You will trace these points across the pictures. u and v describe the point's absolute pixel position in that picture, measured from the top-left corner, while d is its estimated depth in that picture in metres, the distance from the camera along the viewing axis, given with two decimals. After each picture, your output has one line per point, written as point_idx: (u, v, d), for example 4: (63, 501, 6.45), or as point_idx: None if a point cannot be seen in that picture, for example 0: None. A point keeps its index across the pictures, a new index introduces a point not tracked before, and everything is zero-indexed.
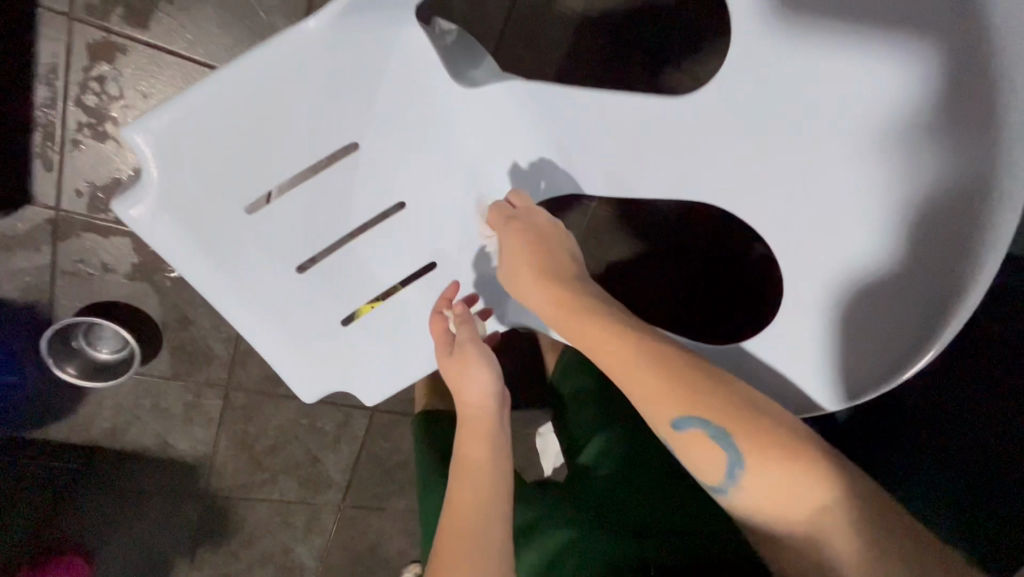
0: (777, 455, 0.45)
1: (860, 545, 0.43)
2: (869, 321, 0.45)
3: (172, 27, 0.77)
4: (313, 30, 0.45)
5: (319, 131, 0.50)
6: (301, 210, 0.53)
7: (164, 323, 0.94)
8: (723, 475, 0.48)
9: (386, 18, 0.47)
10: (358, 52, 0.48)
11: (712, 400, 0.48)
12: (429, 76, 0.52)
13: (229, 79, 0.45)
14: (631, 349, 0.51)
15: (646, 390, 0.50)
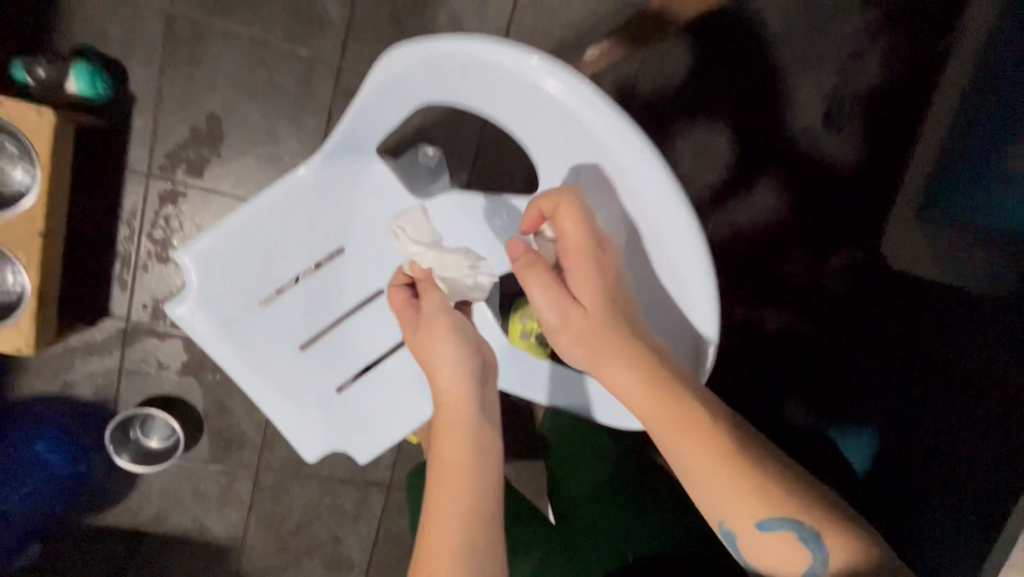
0: (842, 540, 0.54)
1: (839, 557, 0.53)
2: (674, 332, 0.62)
3: (220, 174, 1.00)
4: (302, 174, 0.64)
5: (312, 241, 0.67)
6: (303, 301, 0.68)
7: (205, 411, 1.09)
8: (787, 546, 0.54)
9: (354, 160, 0.66)
10: (339, 182, 0.66)
11: (776, 499, 0.54)
12: (396, 193, 0.69)
13: (245, 211, 0.64)
14: (707, 451, 0.55)
15: (720, 486, 0.55)
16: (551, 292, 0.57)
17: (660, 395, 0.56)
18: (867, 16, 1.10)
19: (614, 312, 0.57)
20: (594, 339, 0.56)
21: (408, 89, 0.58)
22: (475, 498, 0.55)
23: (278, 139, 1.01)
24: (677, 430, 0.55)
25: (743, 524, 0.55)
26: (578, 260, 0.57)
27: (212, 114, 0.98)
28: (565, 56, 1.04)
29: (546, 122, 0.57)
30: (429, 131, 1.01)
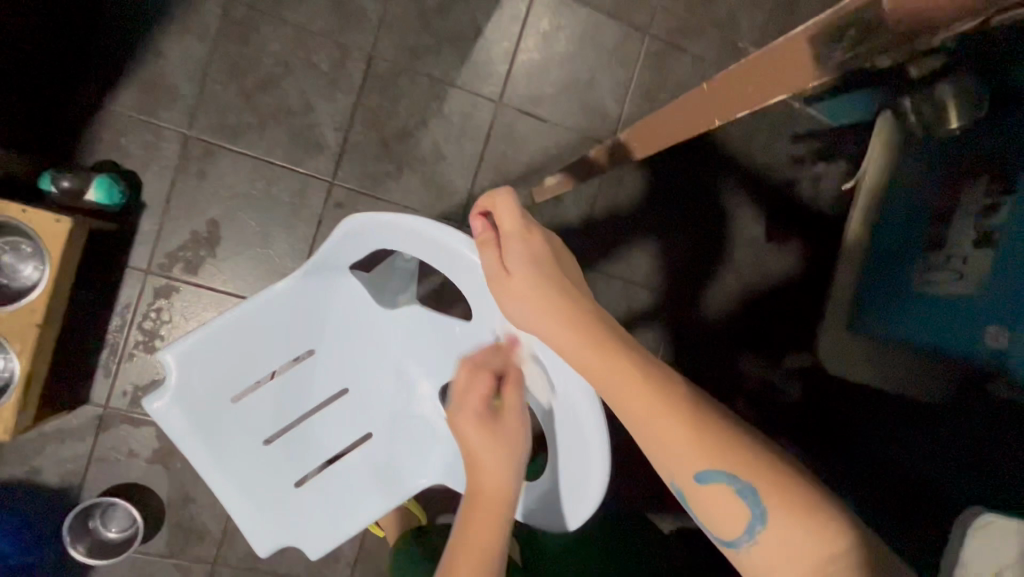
0: (786, 497, 0.45)
1: (792, 501, 0.45)
2: (576, 446, 0.64)
3: (214, 272, 1.10)
4: (281, 288, 0.72)
5: (287, 344, 0.75)
6: (272, 398, 0.75)
7: (169, 501, 1.10)
8: (730, 499, 0.46)
9: (328, 276, 0.75)
10: (315, 292, 0.75)
11: (704, 444, 0.47)
12: (365, 303, 0.78)
13: (227, 316, 0.70)
14: (635, 384, 0.50)
15: (646, 424, 0.49)
16: (491, 262, 0.59)
17: (590, 338, 0.53)
18: (794, 152, 1.28)
19: (545, 275, 0.56)
20: (522, 286, 0.56)
21: (373, 232, 0.67)
22: (497, 537, 0.60)
23: (270, 243, 1.12)
24: (601, 364, 0.51)
25: (677, 471, 0.48)
26: (514, 243, 0.58)
27: (213, 220, 1.10)
28: (531, 178, 1.20)
29: (464, 268, 0.67)
30: None
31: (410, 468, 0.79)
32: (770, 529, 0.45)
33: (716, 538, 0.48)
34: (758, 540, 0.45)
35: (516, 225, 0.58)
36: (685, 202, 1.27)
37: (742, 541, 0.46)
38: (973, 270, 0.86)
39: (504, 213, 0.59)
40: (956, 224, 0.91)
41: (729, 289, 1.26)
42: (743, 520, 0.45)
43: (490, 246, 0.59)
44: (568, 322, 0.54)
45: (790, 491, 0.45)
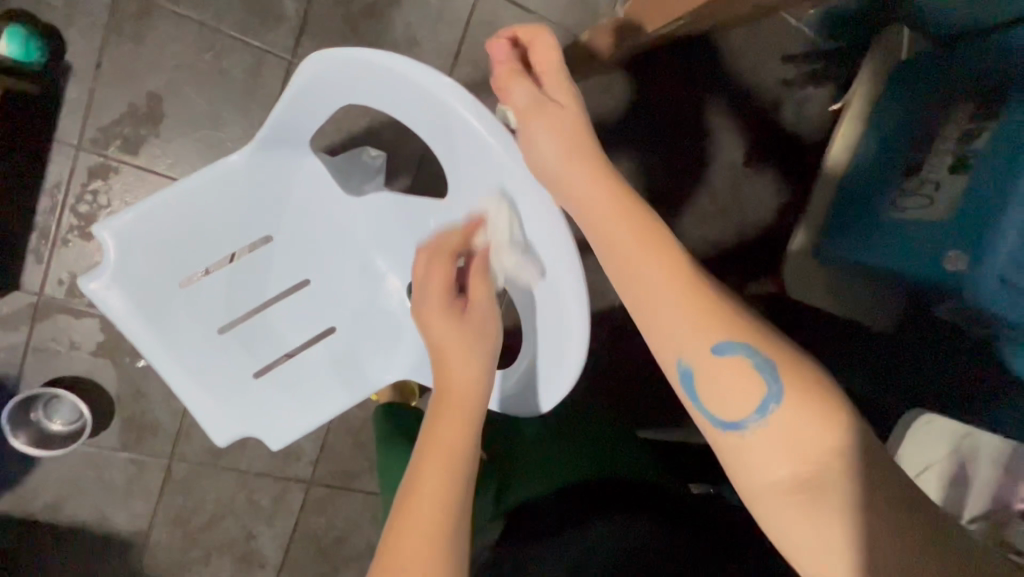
0: (796, 371, 0.46)
1: (803, 377, 0.46)
2: (553, 320, 0.63)
3: (157, 154, 0.99)
4: (233, 161, 0.65)
5: (240, 228, 0.70)
6: (225, 285, 0.70)
7: (118, 396, 1.06)
8: (744, 369, 0.46)
9: (286, 155, 0.69)
10: (270, 173, 0.69)
11: (728, 315, 0.48)
12: (328, 190, 0.73)
13: (173, 192, 0.64)
14: (657, 247, 0.51)
15: (668, 283, 0.49)
16: (528, 93, 0.59)
17: (626, 204, 0.54)
18: (784, 74, 1.24)
19: (581, 127, 0.58)
20: (561, 126, 0.58)
21: (339, 89, 0.60)
22: (454, 493, 0.52)
23: (220, 125, 1.01)
24: (637, 227, 0.52)
25: (695, 339, 0.48)
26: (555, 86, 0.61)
27: (153, 94, 0.98)
28: None
29: (449, 138, 0.62)
30: (378, 131, 1.04)
31: (374, 365, 0.77)
32: (785, 409, 0.45)
33: (715, 422, 0.47)
34: (768, 419, 0.45)
35: (554, 68, 0.61)
36: (670, 118, 1.22)
37: (749, 420, 0.46)
38: (944, 196, 0.87)
39: (543, 57, 0.61)
40: (938, 149, 0.91)
41: (705, 212, 1.25)
42: (754, 395, 0.46)
43: (522, 80, 0.60)
44: (599, 184, 0.55)
45: (799, 371, 0.46)
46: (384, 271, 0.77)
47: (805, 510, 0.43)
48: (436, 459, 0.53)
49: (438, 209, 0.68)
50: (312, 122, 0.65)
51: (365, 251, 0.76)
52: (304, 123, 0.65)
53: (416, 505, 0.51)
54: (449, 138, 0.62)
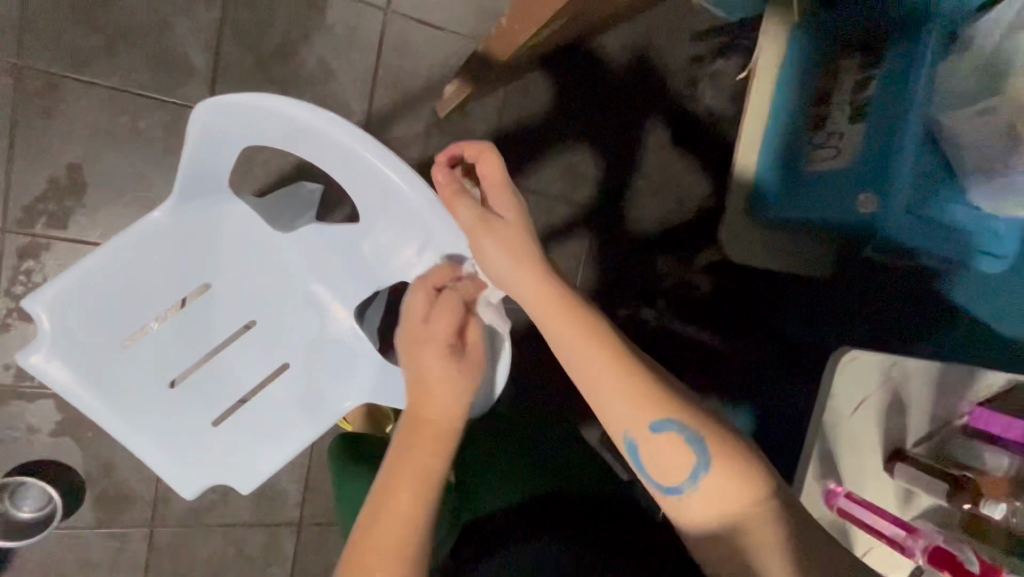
0: (726, 446, 0.51)
1: (732, 448, 0.51)
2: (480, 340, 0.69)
3: (87, 224, 0.98)
4: (158, 218, 0.66)
5: (175, 280, 0.70)
6: (171, 337, 0.70)
7: (87, 473, 1.04)
8: (683, 449, 0.51)
9: (208, 201, 0.69)
10: (196, 223, 0.69)
11: (661, 400, 0.52)
12: (254, 229, 0.73)
13: (101, 257, 0.64)
14: (591, 339, 0.53)
15: (609, 376, 0.52)
16: (472, 214, 0.59)
17: (560, 304, 0.55)
18: (694, 51, 1.28)
19: (524, 235, 0.58)
20: (506, 240, 0.58)
21: (242, 128, 0.60)
22: (419, 516, 0.56)
23: (148, 185, 1.00)
24: (577, 334, 0.54)
25: (634, 425, 0.52)
26: (502, 198, 0.59)
27: (73, 165, 0.97)
28: (432, 93, 1.13)
29: (355, 170, 0.61)
30: (308, 167, 1.05)
31: (332, 392, 0.77)
32: (711, 477, 0.50)
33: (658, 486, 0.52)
34: (699, 485, 0.51)
35: (496, 173, 0.59)
36: (593, 108, 1.26)
37: (684, 486, 0.51)
38: (848, 146, 0.92)
39: (486, 169, 0.60)
40: (837, 102, 0.96)
41: (642, 194, 1.29)
42: (690, 469, 0.51)
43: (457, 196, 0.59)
44: (538, 277, 0.56)
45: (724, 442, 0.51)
46: (327, 301, 0.76)
47: (724, 547, 0.51)
48: (391, 525, 0.55)
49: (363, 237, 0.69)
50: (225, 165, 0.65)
51: (305, 285, 0.76)
52: (219, 168, 0.65)
53: (389, 513, 0.56)
54: (355, 171, 0.61)
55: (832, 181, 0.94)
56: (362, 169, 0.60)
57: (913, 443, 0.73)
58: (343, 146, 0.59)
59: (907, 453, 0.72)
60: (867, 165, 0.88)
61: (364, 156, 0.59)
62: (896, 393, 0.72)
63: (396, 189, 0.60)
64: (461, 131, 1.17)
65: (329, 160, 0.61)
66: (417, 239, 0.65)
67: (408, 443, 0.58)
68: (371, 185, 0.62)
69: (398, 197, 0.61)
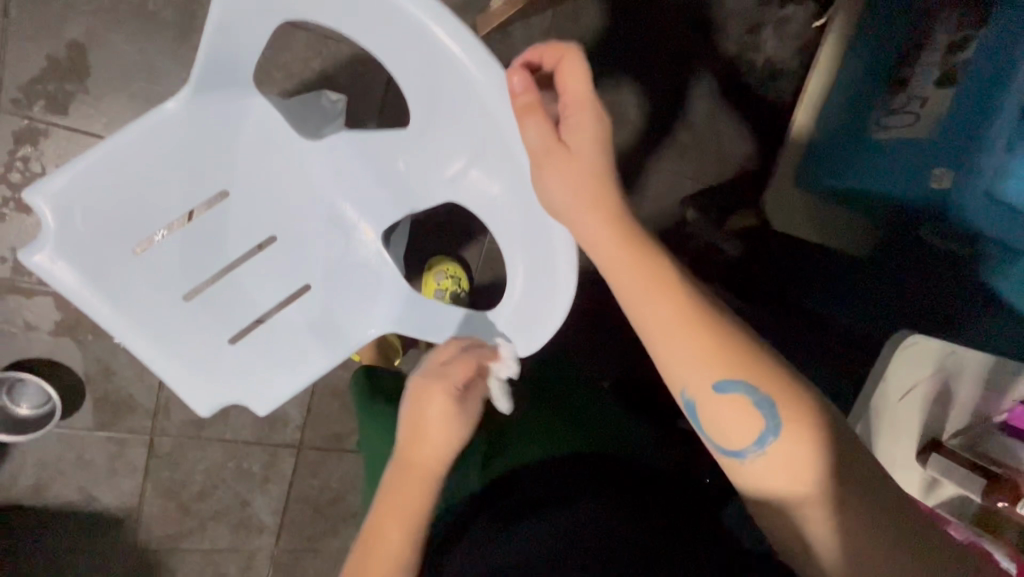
0: (801, 412, 0.46)
1: (809, 417, 0.47)
2: (537, 275, 0.62)
3: (89, 113, 0.90)
4: (171, 110, 0.59)
5: (190, 184, 0.63)
6: (185, 246, 0.64)
7: (88, 376, 1.02)
8: (747, 412, 0.46)
9: (226, 97, 0.62)
10: (210, 122, 0.62)
11: (733, 356, 0.47)
12: (279, 130, 0.67)
13: (108, 150, 0.57)
14: (653, 283, 0.49)
15: (669, 326, 0.48)
16: (542, 133, 0.52)
17: (628, 240, 0.51)
18: None
19: (600, 170, 0.53)
20: (570, 173, 0.52)
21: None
22: (408, 551, 0.57)
23: (158, 76, 0.91)
24: (645, 277, 0.49)
25: (696, 382, 0.47)
26: (578, 123, 0.52)
27: (75, 44, 0.87)
28: (473, 7, 1.03)
29: (414, 60, 0.57)
30: (333, 75, 0.96)
31: (353, 321, 0.73)
32: (779, 444, 0.46)
33: (720, 449, 0.49)
34: (766, 452, 0.46)
35: (582, 92, 0.51)
36: (644, 44, 1.15)
37: (749, 452, 0.47)
38: (931, 111, 0.84)
39: (572, 80, 0.52)
40: (924, 61, 0.87)
41: (684, 147, 1.20)
42: (756, 432, 0.47)
43: (530, 111, 0.52)
44: (605, 213, 0.52)
45: (795, 409, 0.46)
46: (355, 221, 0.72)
47: (777, 512, 0.48)
48: (381, 562, 0.56)
49: (404, 145, 0.64)
50: (250, 51, 0.58)
51: (331, 201, 0.71)
52: (241, 55, 0.58)
53: (375, 555, 0.57)
54: (416, 59, 0.57)
55: (903, 148, 0.87)
56: (422, 55, 0.56)
57: (948, 434, 0.70)
58: (404, 25, 0.54)
59: (941, 443, 0.69)
60: (951, 134, 0.80)
61: (423, 37, 0.54)
62: (945, 385, 0.70)
63: (457, 79, 0.56)
64: (501, 54, 1.07)
65: (382, 43, 0.57)
66: (467, 143, 0.61)
67: (376, 548, 0.57)
68: (428, 78, 0.58)
69: (457, 89, 0.57)
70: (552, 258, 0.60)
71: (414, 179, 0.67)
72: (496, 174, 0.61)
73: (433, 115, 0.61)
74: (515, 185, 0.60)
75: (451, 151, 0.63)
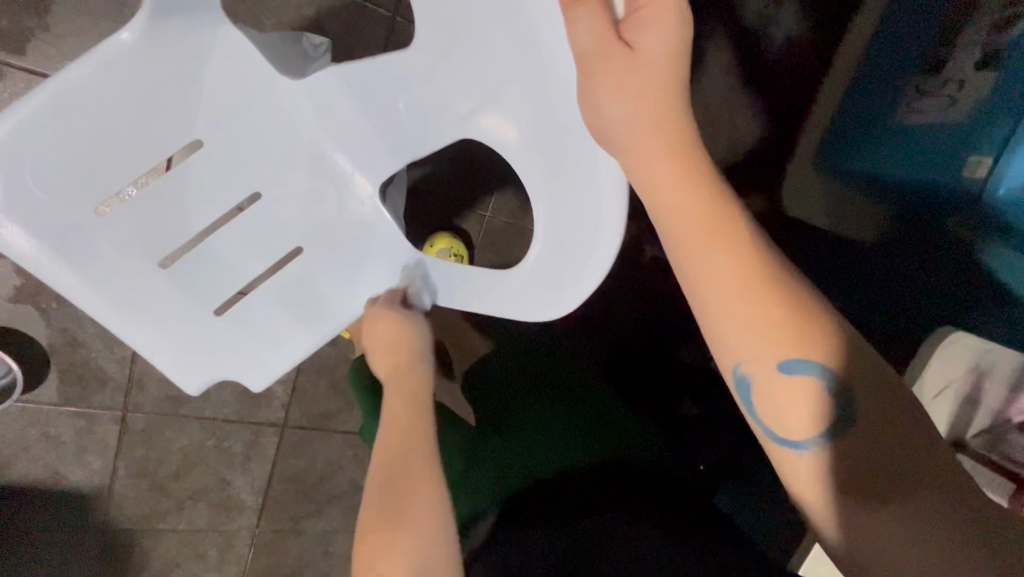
0: (878, 401, 0.42)
1: (885, 411, 0.41)
2: (570, 223, 0.55)
3: (50, 54, 0.80)
4: (127, 43, 0.49)
5: (156, 134, 0.55)
6: (159, 207, 0.57)
7: (52, 346, 0.94)
8: (816, 396, 0.42)
9: (192, 27, 0.51)
10: (176, 60, 0.52)
11: (809, 336, 0.41)
12: (255, 66, 0.58)
13: (54, 95, 0.48)
14: (722, 245, 0.43)
15: (734, 293, 0.42)
16: (595, 31, 0.45)
17: (695, 188, 0.45)
18: None
19: (671, 86, 0.46)
20: (630, 91, 0.45)
21: None
22: (424, 457, 0.54)
23: (128, 16, 0.81)
24: (714, 242, 0.43)
25: (758, 359, 0.42)
26: (649, 21, 0.44)
27: None
28: None
29: None
30: (326, 25, 0.87)
31: (347, 288, 0.67)
32: (846, 439, 0.42)
33: (770, 435, 0.44)
34: (831, 444, 0.42)
35: None
36: None
37: (810, 442, 0.42)
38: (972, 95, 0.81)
39: None
40: (964, 40, 0.83)
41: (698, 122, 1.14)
42: (819, 420, 0.42)
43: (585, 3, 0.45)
44: (670, 160, 0.46)
45: (875, 400, 0.42)
46: (348, 172, 0.65)
47: (823, 508, 0.43)
48: (396, 481, 0.53)
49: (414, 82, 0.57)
50: None
51: (318, 150, 0.64)
52: None
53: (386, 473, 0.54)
54: None
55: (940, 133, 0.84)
56: None
57: (974, 434, 0.67)
58: None
59: (966, 443, 0.67)
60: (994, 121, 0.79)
61: None
62: (977, 384, 0.68)
63: None
64: None
65: None
66: (492, 71, 0.54)
67: (387, 474, 0.54)
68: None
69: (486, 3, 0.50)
70: (589, 200, 0.52)
71: (425, 121, 0.60)
72: (526, 108, 0.54)
73: (452, 41, 0.54)
74: (549, 117, 0.53)
75: (470, 86, 0.56)
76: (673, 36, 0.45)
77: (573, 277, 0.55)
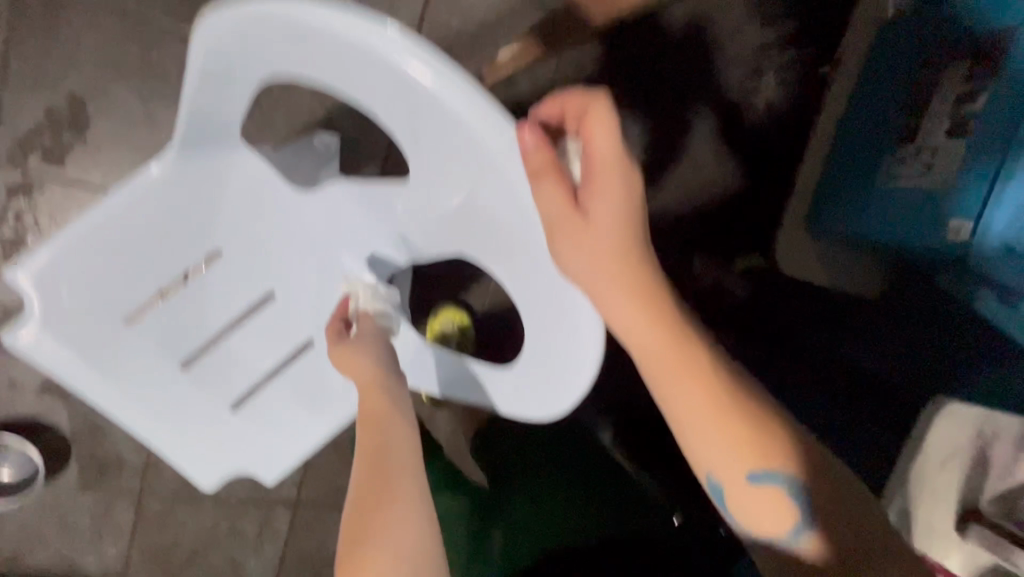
0: (837, 505, 0.48)
1: (847, 513, 0.48)
2: (552, 343, 0.56)
3: (87, 165, 0.88)
4: (155, 174, 0.55)
5: (178, 249, 0.59)
6: (180, 313, 0.61)
7: (74, 434, 0.97)
8: (782, 502, 0.48)
9: (213, 154, 0.57)
10: (198, 183, 0.58)
11: (769, 454, 0.48)
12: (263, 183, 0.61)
13: (91, 225, 0.53)
14: (689, 377, 0.49)
15: (702, 422, 0.49)
16: (561, 201, 0.46)
17: (661, 328, 0.50)
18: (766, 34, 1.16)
19: (628, 243, 0.50)
20: (592, 252, 0.48)
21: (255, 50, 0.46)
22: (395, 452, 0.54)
23: (158, 126, 0.90)
24: (683, 378, 0.49)
25: (729, 474, 0.49)
26: (606, 185, 0.48)
27: (74, 96, 0.86)
28: (479, 54, 1.03)
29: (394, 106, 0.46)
30: (337, 122, 0.94)
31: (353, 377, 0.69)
32: (815, 537, 0.48)
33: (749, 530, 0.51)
34: (802, 542, 0.49)
35: (613, 153, 0.47)
36: (647, 85, 1.14)
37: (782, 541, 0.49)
38: (943, 163, 0.81)
39: (599, 136, 0.47)
40: (931, 112, 0.85)
41: (689, 188, 1.19)
42: (788, 524, 0.49)
43: (543, 176, 0.45)
44: (638, 305, 0.50)
45: (836, 506, 0.48)
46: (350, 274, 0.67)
47: None
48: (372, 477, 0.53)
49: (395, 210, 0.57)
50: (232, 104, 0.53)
51: (323, 253, 0.66)
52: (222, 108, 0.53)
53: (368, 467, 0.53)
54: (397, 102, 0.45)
55: (913, 198, 0.84)
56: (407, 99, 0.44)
57: (986, 501, 0.71)
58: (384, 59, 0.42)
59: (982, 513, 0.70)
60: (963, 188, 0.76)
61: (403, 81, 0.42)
62: (982, 451, 0.73)
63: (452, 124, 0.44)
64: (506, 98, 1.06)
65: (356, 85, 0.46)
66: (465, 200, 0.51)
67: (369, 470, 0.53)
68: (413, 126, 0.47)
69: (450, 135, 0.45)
70: (571, 332, 0.52)
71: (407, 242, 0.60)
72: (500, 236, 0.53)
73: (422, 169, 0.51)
74: (523, 247, 0.52)
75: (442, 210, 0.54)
76: (621, 205, 0.48)
77: (560, 388, 0.58)
